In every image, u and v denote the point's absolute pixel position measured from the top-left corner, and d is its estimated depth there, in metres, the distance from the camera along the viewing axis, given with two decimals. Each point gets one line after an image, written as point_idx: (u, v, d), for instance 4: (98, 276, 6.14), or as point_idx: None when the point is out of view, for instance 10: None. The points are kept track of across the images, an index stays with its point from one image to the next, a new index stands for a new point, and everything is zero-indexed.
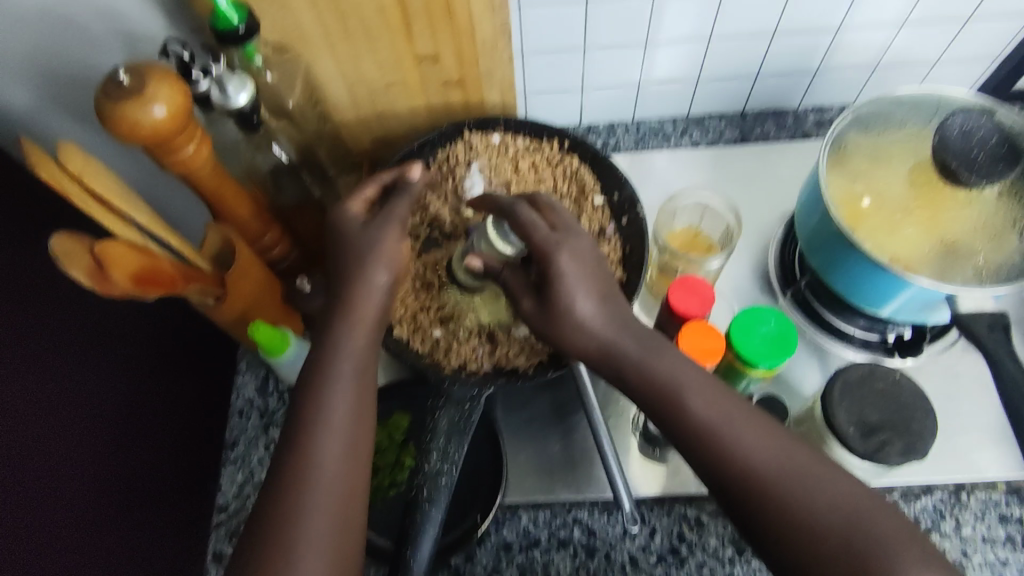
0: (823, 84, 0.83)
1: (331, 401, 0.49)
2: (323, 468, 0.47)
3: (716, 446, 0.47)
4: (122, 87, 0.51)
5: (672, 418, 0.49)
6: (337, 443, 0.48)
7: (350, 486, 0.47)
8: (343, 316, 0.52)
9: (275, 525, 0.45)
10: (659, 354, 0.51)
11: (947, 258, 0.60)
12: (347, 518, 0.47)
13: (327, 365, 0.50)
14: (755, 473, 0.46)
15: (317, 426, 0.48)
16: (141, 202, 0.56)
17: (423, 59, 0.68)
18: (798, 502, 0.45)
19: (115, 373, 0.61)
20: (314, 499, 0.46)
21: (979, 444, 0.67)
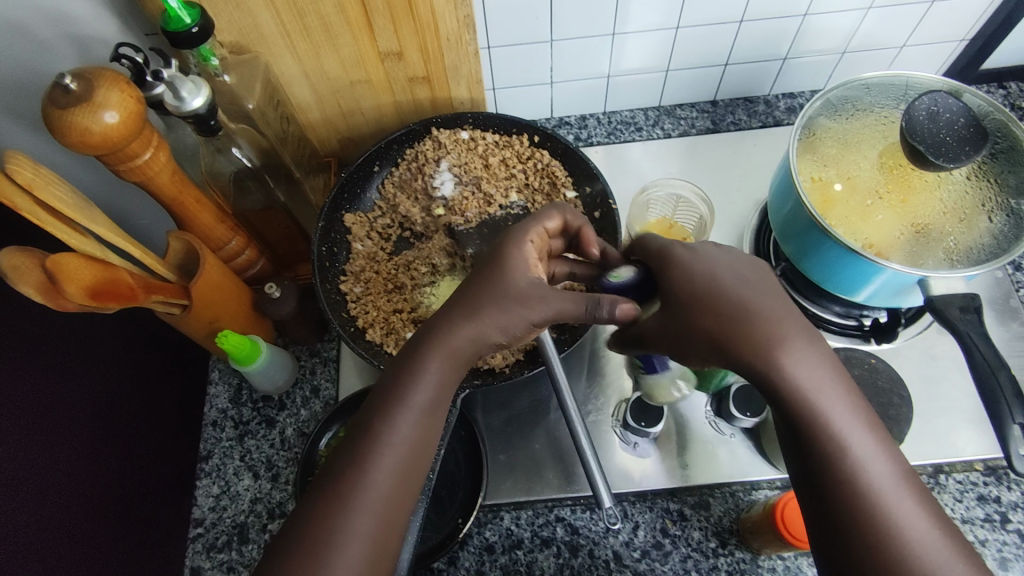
0: (793, 70, 0.83)
1: (383, 422, 0.46)
2: (373, 488, 0.44)
3: (831, 455, 0.43)
4: (69, 93, 0.49)
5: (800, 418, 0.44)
6: (393, 463, 0.45)
7: (392, 502, 0.44)
8: (432, 342, 0.48)
9: (305, 545, 0.41)
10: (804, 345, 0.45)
11: (918, 241, 0.60)
12: (382, 535, 0.43)
13: (399, 369, 0.48)
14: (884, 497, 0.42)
15: (373, 437, 0.45)
16: (97, 212, 0.54)
17: (387, 56, 0.67)
18: (897, 509, 0.41)
19: (74, 391, 0.59)
20: (355, 517, 0.43)
21: (955, 425, 0.67)
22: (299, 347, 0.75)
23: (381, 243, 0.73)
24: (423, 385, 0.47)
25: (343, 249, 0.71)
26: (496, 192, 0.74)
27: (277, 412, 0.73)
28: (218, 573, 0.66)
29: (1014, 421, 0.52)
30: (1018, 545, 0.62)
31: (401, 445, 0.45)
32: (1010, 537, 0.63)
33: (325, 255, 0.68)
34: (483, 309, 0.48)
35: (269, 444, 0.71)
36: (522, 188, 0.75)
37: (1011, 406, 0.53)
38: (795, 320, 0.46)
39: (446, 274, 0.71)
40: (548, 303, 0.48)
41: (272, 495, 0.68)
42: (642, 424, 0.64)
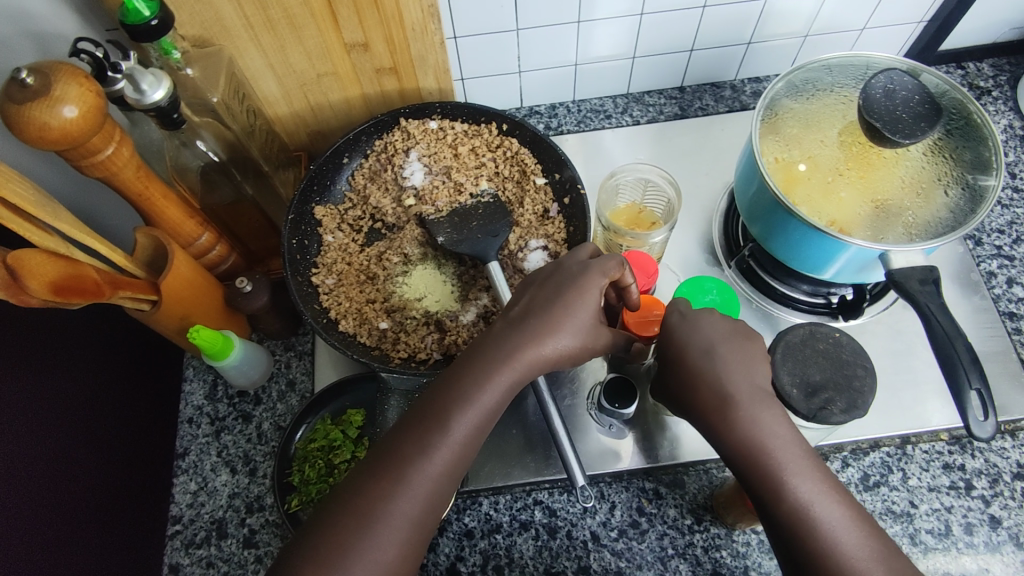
0: (758, 55, 0.84)
1: (445, 419, 0.48)
2: (425, 477, 0.47)
3: (787, 503, 0.46)
4: (26, 88, 0.49)
5: (762, 478, 0.48)
6: (448, 455, 0.48)
7: (434, 491, 0.47)
8: (506, 351, 0.51)
9: (352, 522, 0.45)
10: (765, 410, 0.49)
11: (879, 217, 0.61)
12: (421, 518, 0.47)
13: (471, 366, 0.50)
14: (846, 553, 0.44)
15: (433, 429, 0.48)
16: (61, 208, 0.53)
17: (353, 47, 0.67)
18: (834, 529, 0.45)
19: (43, 389, 0.59)
20: (401, 502, 0.46)
21: (921, 397, 0.69)
22: (273, 342, 0.75)
23: (352, 235, 0.73)
24: (490, 390, 0.49)
25: (314, 242, 0.71)
26: (466, 180, 0.74)
27: (253, 407, 0.72)
28: (197, 568, 0.65)
29: (971, 386, 0.54)
30: (982, 510, 0.64)
31: (457, 442, 0.48)
32: (975, 503, 0.64)
33: (295, 248, 0.68)
34: (543, 322, 0.52)
35: (246, 438, 0.71)
36: (493, 176, 0.75)
37: (968, 373, 0.54)
38: (752, 385, 0.51)
39: (419, 263, 0.71)
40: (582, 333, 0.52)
41: (250, 489, 0.68)
42: (616, 406, 0.64)
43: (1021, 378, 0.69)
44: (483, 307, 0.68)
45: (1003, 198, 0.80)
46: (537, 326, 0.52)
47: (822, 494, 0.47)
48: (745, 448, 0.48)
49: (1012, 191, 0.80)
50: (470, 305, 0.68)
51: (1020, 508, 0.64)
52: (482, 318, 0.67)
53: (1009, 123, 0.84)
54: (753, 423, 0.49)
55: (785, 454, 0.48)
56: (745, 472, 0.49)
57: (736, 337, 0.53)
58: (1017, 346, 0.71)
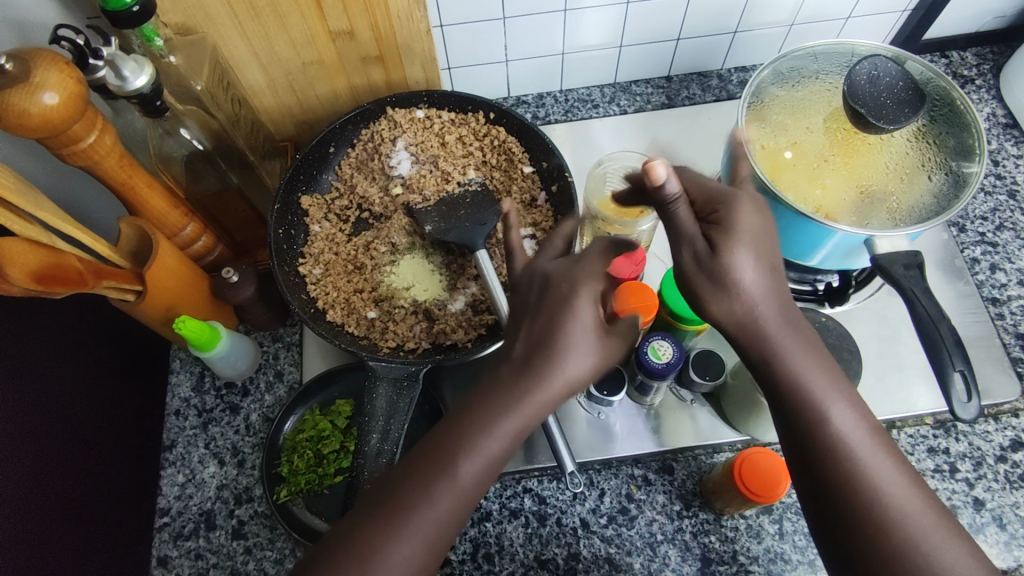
0: (744, 44, 0.85)
1: (443, 468, 0.42)
2: (428, 520, 0.42)
3: (829, 436, 0.44)
4: (4, 74, 0.48)
5: (803, 419, 0.44)
6: (456, 496, 0.42)
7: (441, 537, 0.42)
8: (517, 380, 0.44)
9: (350, 560, 0.41)
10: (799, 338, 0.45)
11: (864, 203, 0.61)
12: (422, 564, 0.42)
13: (471, 402, 0.44)
14: (893, 504, 0.42)
15: (438, 473, 0.42)
16: (42, 198, 0.53)
17: (338, 35, 0.66)
18: (869, 463, 0.43)
19: (26, 381, 0.58)
20: (401, 547, 0.41)
21: (906, 382, 0.70)
22: (261, 333, 0.75)
23: (339, 225, 0.73)
24: (496, 432, 0.43)
25: (301, 232, 0.71)
26: (453, 169, 0.74)
27: (241, 398, 0.72)
28: (186, 561, 0.65)
29: (954, 368, 0.55)
30: (966, 493, 0.65)
31: (469, 487, 0.42)
32: (959, 485, 0.65)
33: (282, 238, 0.67)
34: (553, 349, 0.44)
35: (234, 430, 0.70)
36: (480, 165, 0.75)
37: (951, 356, 0.55)
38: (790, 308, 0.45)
39: (407, 252, 0.71)
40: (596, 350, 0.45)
41: (239, 480, 0.68)
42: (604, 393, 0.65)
43: (1003, 362, 0.70)
44: (472, 296, 0.68)
45: (986, 185, 0.81)
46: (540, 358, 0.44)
47: (863, 431, 0.44)
48: (787, 379, 0.44)
49: (995, 178, 0.81)
50: (459, 294, 0.68)
51: (1004, 490, 0.65)
52: (472, 307, 0.67)
53: (991, 111, 0.85)
54: (796, 355, 0.44)
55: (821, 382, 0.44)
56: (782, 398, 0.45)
57: (772, 245, 0.45)
58: (1000, 331, 0.72)
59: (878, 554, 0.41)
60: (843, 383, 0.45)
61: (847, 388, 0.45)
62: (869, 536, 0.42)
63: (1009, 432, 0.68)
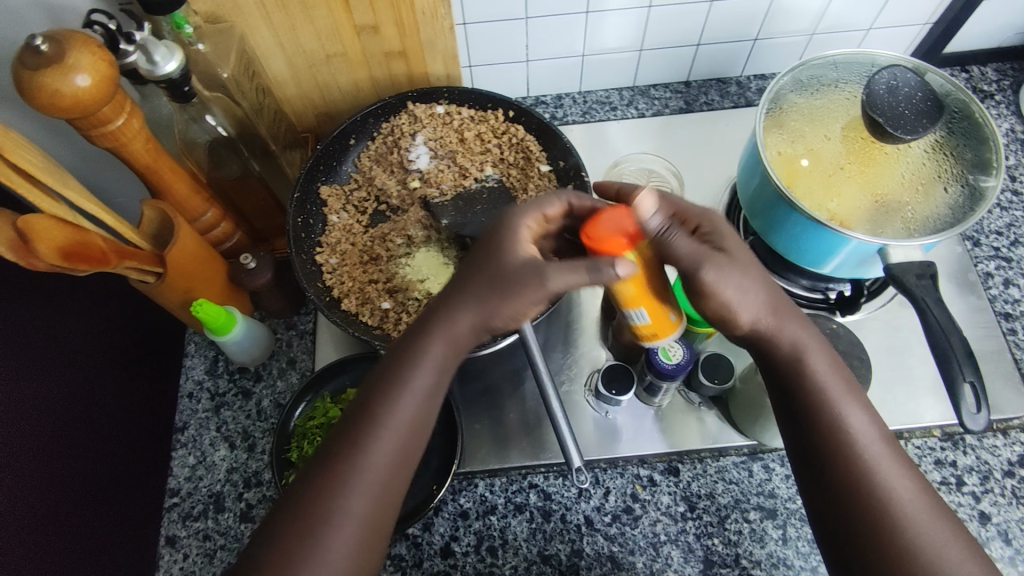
0: (764, 52, 0.85)
1: (369, 431, 0.45)
2: (367, 472, 0.44)
3: (841, 436, 0.48)
4: (39, 54, 0.49)
5: (818, 422, 0.48)
6: (393, 448, 0.45)
7: (385, 490, 0.45)
8: (428, 327, 0.47)
9: (303, 523, 0.43)
10: (819, 350, 0.50)
11: (879, 212, 0.62)
12: (373, 515, 0.44)
13: (388, 369, 0.47)
14: (904, 507, 0.46)
15: (373, 419, 0.45)
16: (70, 178, 0.54)
17: (363, 29, 0.67)
18: (881, 466, 0.47)
19: (45, 356, 0.59)
20: (349, 500, 0.44)
21: (914, 393, 0.70)
22: (275, 321, 0.76)
23: (357, 216, 0.73)
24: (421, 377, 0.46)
25: (319, 221, 0.72)
26: (471, 166, 0.75)
27: (253, 384, 0.73)
28: (194, 541, 0.66)
29: (964, 379, 0.55)
30: (972, 506, 0.65)
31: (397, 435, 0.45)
32: (965, 499, 0.65)
33: (300, 226, 0.69)
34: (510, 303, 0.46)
35: (245, 414, 0.72)
36: (497, 162, 0.75)
37: (962, 366, 0.55)
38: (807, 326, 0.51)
39: (422, 246, 0.72)
40: (549, 277, 0.46)
41: (248, 465, 0.69)
42: (613, 392, 0.66)
43: (1014, 378, 0.70)
44: None
45: (1002, 200, 0.81)
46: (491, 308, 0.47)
47: (874, 438, 0.48)
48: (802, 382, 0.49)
49: (1012, 194, 0.81)
50: None
51: (1010, 505, 0.65)
52: None
53: (1010, 127, 0.85)
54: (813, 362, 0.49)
55: (835, 389, 0.49)
56: (797, 400, 0.50)
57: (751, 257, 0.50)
58: (1012, 346, 0.72)
59: (883, 552, 0.45)
60: (856, 392, 0.49)
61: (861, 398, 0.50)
62: (877, 535, 0.45)
63: (1018, 448, 0.67)
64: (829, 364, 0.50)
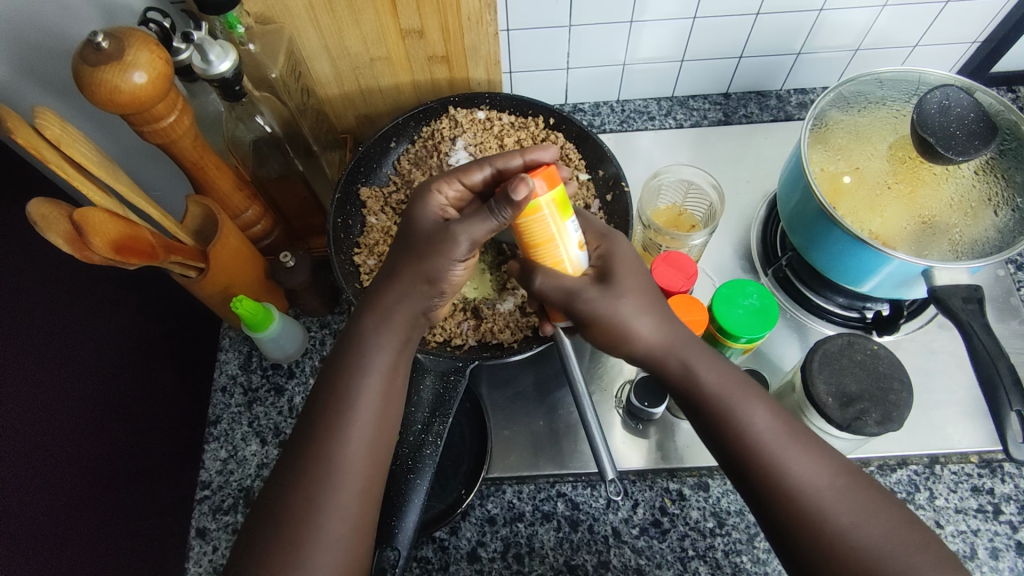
0: (807, 66, 0.84)
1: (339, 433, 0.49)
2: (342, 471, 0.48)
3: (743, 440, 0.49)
4: (100, 51, 0.50)
5: (721, 430, 0.50)
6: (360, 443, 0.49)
7: (367, 482, 0.49)
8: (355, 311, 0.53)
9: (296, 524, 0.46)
10: (705, 356, 0.52)
11: (925, 234, 0.61)
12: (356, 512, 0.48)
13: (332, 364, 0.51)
14: (817, 498, 0.47)
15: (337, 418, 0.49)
16: (120, 173, 0.55)
17: (408, 33, 0.68)
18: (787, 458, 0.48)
19: (89, 346, 0.61)
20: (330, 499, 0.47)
21: (951, 418, 0.69)
22: (309, 319, 0.76)
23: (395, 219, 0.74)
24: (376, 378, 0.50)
25: (357, 222, 0.73)
26: None
27: (286, 380, 0.74)
28: (223, 534, 0.67)
29: (1011, 408, 0.54)
30: (1009, 536, 0.63)
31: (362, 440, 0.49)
32: (1002, 528, 0.64)
33: (340, 227, 0.69)
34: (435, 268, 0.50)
35: (278, 411, 0.72)
36: None
37: (1009, 395, 0.54)
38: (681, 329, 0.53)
39: None
40: (461, 237, 0.49)
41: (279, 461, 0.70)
42: (646, 404, 0.65)
43: None
44: (521, 298, 0.68)
45: None
46: (412, 274, 0.51)
47: (773, 433, 0.49)
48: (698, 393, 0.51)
49: None
50: (508, 295, 0.69)
51: None
52: (520, 309, 0.68)
53: None
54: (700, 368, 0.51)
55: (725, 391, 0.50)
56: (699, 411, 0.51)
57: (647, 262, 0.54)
58: None
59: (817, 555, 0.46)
60: (748, 388, 0.51)
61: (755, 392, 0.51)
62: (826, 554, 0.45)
63: None
64: (711, 366, 0.51)
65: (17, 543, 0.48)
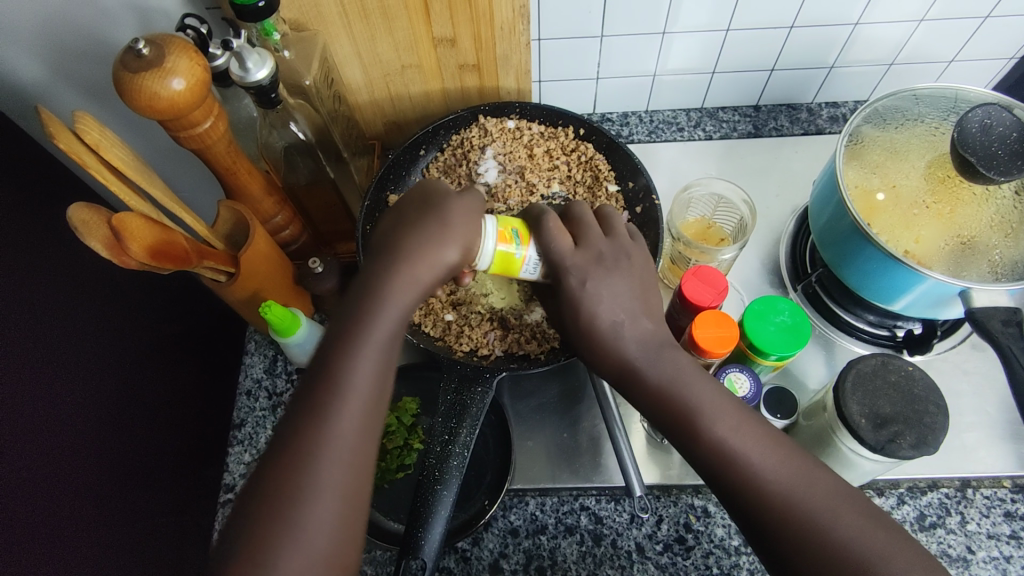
0: (839, 79, 0.83)
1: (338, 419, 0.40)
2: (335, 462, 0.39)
3: (708, 446, 0.45)
4: (140, 58, 0.50)
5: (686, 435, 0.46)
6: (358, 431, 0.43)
7: (363, 488, 0.41)
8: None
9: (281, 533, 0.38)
10: (666, 352, 0.49)
11: (962, 254, 0.60)
12: (351, 524, 0.40)
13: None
14: (790, 504, 0.42)
15: (334, 401, 0.41)
16: (155, 178, 0.55)
17: (441, 42, 0.68)
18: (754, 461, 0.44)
19: (116, 349, 0.61)
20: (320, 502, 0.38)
21: (983, 441, 0.67)
22: None
23: None
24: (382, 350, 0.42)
25: None
26: (538, 182, 0.75)
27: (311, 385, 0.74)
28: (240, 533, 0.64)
29: None
30: None
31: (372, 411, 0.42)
32: None
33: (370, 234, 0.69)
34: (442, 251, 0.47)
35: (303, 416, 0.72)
36: (564, 179, 0.75)
37: None
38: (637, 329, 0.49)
39: None
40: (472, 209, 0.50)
41: None
42: None
43: None
44: None
45: None
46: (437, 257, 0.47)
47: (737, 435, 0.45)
48: (658, 398, 0.47)
49: None
50: (535, 306, 0.68)
51: None
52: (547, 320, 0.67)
53: None
54: (657, 370, 0.48)
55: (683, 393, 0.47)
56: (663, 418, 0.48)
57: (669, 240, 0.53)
58: None
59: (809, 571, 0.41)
60: (707, 387, 0.47)
61: (716, 393, 0.47)
62: (811, 555, 0.41)
63: None
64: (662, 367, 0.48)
65: (41, 546, 0.49)
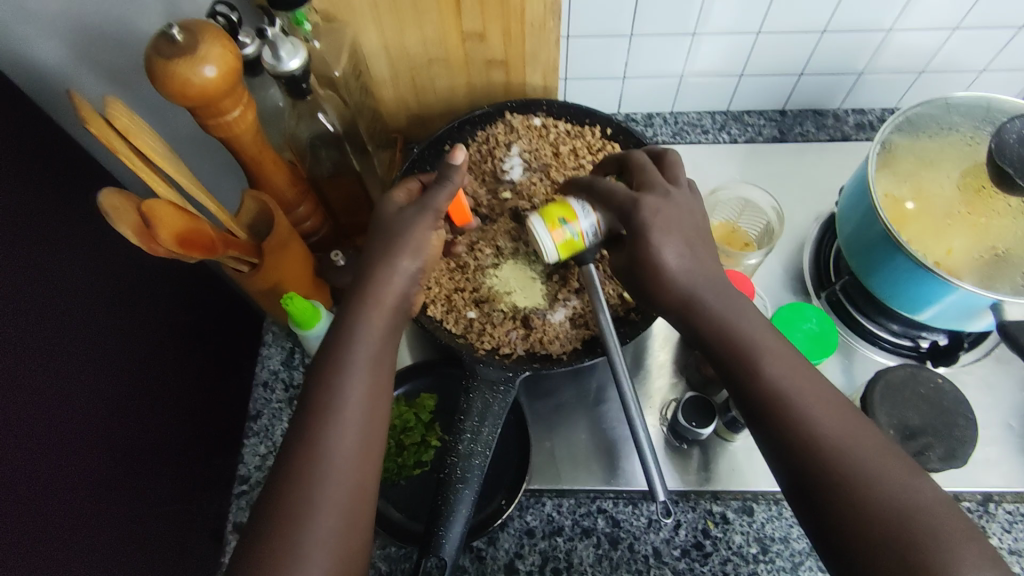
0: (868, 86, 0.82)
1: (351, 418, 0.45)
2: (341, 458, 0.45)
3: (764, 390, 0.46)
4: (174, 44, 0.50)
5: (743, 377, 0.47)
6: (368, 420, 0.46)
7: (364, 481, 0.46)
8: (364, 300, 0.50)
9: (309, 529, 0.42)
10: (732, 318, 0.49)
11: (995, 266, 0.59)
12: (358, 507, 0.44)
13: (342, 357, 0.48)
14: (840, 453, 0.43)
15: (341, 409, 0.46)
16: (182, 166, 0.55)
17: (469, 36, 0.67)
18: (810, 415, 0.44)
19: (134, 337, 0.60)
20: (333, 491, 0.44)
21: (1007, 456, 0.67)
22: None
23: None
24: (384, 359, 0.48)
25: None
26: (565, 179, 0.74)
27: None
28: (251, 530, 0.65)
29: None
30: None
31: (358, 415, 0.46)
32: None
33: None
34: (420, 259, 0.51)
35: None
36: None
37: None
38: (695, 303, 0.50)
39: (510, 257, 0.71)
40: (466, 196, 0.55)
41: None
42: (693, 424, 0.64)
43: None
44: (573, 310, 0.68)
45: None
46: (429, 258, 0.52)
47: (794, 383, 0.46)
48: (726, 342, 0.49)
49: None
50: (559, 306, 0.68)
51: None
52: (571, 320, 0.67)
53: None
54: (723, 319, 0.49)
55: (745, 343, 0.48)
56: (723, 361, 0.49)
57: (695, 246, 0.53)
58: None
59: (854, 523, 0.41)
60: (767, 342, 0.48)
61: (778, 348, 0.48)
62: (856, 512, 0.41)
63: None
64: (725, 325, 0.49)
65: (56, 537, 0.48)
